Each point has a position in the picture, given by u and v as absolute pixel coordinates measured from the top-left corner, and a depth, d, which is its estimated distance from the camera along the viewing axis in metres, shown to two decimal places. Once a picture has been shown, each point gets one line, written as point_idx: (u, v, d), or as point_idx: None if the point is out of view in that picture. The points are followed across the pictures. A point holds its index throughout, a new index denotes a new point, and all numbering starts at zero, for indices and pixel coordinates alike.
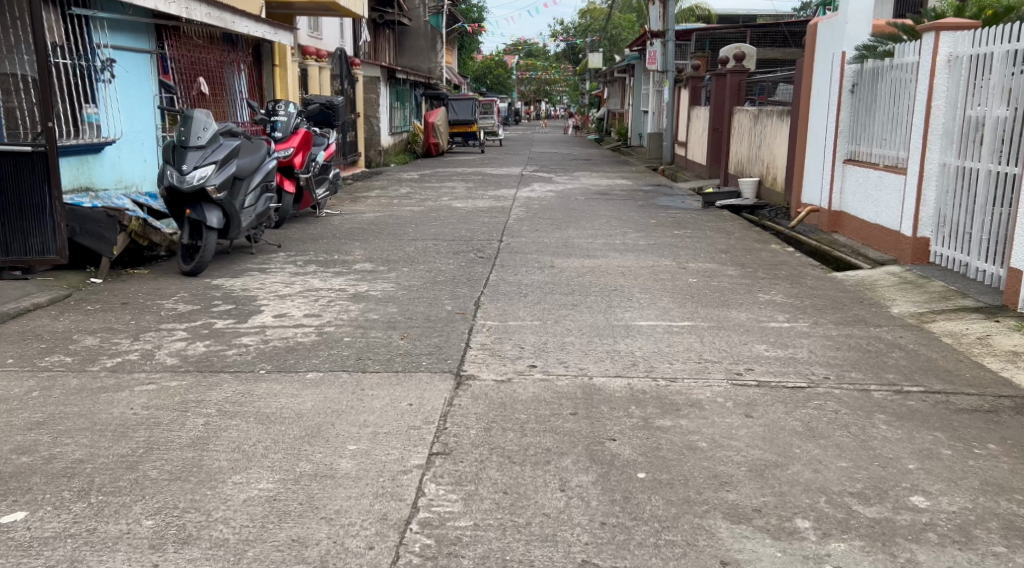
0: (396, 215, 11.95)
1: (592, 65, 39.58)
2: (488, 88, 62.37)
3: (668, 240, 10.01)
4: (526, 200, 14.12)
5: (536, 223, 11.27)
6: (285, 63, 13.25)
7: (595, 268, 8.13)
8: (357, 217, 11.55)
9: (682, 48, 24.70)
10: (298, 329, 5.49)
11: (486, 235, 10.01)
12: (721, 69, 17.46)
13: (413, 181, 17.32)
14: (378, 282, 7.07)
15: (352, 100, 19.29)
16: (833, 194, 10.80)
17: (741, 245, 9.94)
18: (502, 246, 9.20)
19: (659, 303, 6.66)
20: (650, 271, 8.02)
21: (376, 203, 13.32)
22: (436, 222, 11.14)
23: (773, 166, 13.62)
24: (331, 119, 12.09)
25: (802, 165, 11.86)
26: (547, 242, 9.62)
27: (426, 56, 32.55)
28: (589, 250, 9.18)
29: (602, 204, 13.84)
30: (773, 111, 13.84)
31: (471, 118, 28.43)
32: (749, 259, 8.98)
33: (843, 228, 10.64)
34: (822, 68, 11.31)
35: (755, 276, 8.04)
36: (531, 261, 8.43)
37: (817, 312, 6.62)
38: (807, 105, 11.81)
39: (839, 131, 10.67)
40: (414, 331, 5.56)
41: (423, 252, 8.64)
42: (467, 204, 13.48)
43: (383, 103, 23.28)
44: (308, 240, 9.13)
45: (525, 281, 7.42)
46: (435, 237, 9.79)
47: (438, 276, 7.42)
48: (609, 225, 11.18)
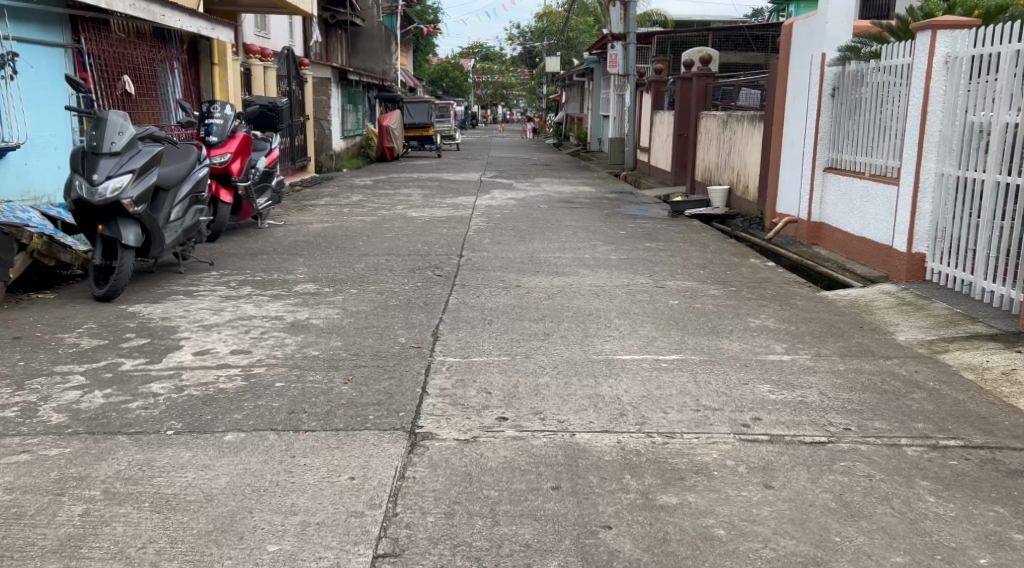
0: (346, 226, 11.08)
1: (550, 69, 38.93)
2: (444, 92, 61.51)
3: (640, 255, 9.30)
4: (486, 208, 13.33)
5: (498, 234, 10.48)
6: (224, 61, 12.33)
7: (565, 288, 7.37)
8: (303, 229, 10.66)
9: (643, 51, 24.02)
10: (223, 371, 4.65)
11: (444, 249, 9.19)
12: (685, 73, 16.78)
13: (367, 188, 16.44)
14: (321, 309, 6.23)
15: (301, 103, 18.38)
16: (812, 204, 10.10)
17: (718, 259, 9.25)
18: (462, 262, 8.39)
19: (641, 330, 5.91)
20: (625, 291, 7.29)
21: (325, 212, 12.43)
22: (389, 235, 10.29)
23: (744, 173, 12.94)
24: (274, 123, 11.16)
25: (778, 173, 11.17)
26: (513, 258, 8.84)
27: (380, 57, 31.61)
28: (557, 266, 8.43)
29: (567, 212, 13.09)
30: (743, 115, 13.17)
31: (427, 121, 27.54)
32: (728, 275, 8.30)
33: (824, 241, 9.93)
34: (798, 71, 10.61)
35: (737, 296, 7.35)
36: (495, 280, 7.63)
37: (817, 340, 5.89)
38: (782, 110, 11.12)
39: (818, 138, 9.94)
40: (361, 371, 4.74)
41: (373, 271, 7.79)
42: (423, 212, 12.64)
43: (334, 105, 22.34)
44: (245, 257, 8.30)
45: (489, 305, 6.62)
46: (387, 252, 8.94)
47: (390, 300, 6.59)
48: (575, 237, 10.44)
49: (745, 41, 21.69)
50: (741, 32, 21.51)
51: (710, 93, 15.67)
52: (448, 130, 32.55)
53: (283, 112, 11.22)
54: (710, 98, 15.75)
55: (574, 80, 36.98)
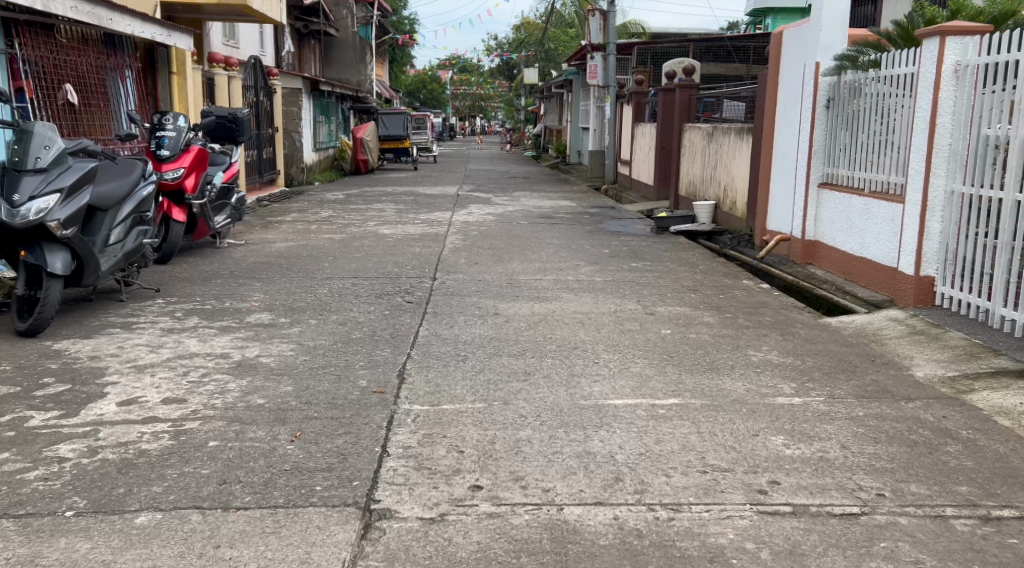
0: (313, 245, 10.40)
1: (528, 81, 38.40)
2: (422, 103, 60.92)
3: (626, 276, 8.71)
4: (462, 225, 12.70)
5: (474, 254, 9.82)
6: (183, 70, 11.66)
7: (547, 315, 6.74)
8: (265, 249, 9.98)
9: (623, 62, 23.45)
10: (149, 428, 4.02)
11: (415, 271, 8.52)
12: (668, 83, 16.15)
13: (338, 202, 15.77)
14: (273, 346, 5.57)
15: (270, 114, 17.71)
16: (806, 221, 9.51)
17: (708, 280, 8.67)
18: (434, 287, 7.74)
19: (632, 367, 5.29)
20: (613, 319, 6.67)
21: (292, 229, 11.74)
22: (358, 254, 9.62)
23: (731, 188, 12.36)
24: (233, 135, 10.46)
25: (769, 188, 10.59)
26: (491, 280, 8.20)
27: (355, 69, 31.14)
28: (538, 290, 7.80)
29: (547, 228, 12.49)
30: (729, 127, 12.58)
31: (403, 133, 26.84)
32: (722, 300, 7.72)
33: (820, 260, 9.33)
34: (788, 81, 10.03)
35: (733, 323, 6.77)
36: (470, 306, 6.99)
37: (827, 378, 5.29)
38: (772, 122, 10.54)
39: (813, 152, 9.36)
40: (312, 427, 4.10)
41: (336, 297, 7.12)
42: (395, 229, 11.97)
43: (306, 117, 21.68)
44: (197, 282, 7.71)
45: (463, 337, 5.97)
46: (354, 275, 8.27)
47: (352, 334, 5.94)
48: (557, 256, 9.83)
49: (726, 52, 21.16)
50: (722, 43, 20.98)
51: (693, 105, 15.04)
52: (424, 141, 31.81)
53: (244, 124, 10.51)
54: (693, 110, 15.11)
55: (552, 91, 36.40)
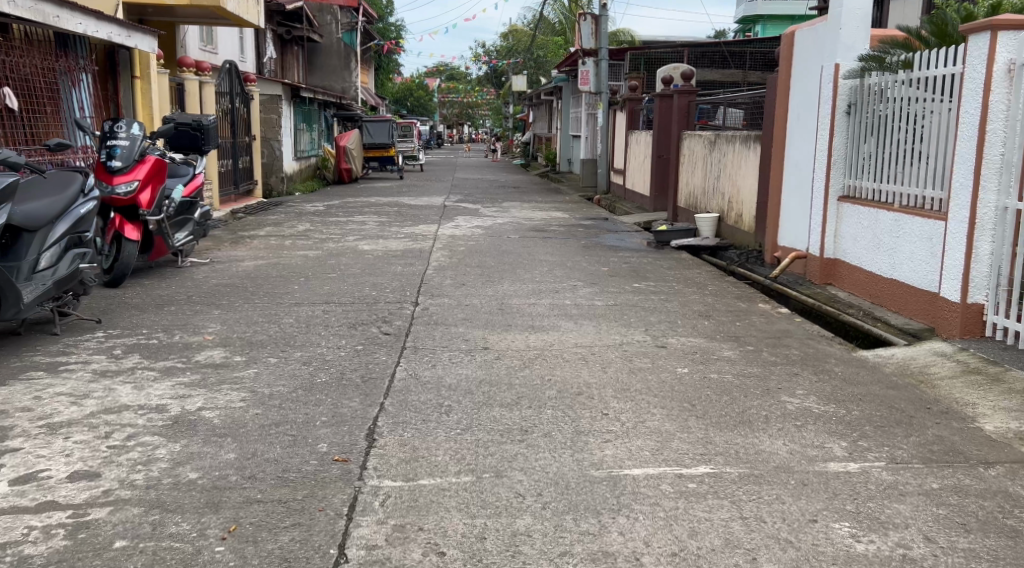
0: (284, 263, 9.51)
1: (516, 88, 37.63)
2: (409, 111, 60.10)
3: (631, 299, 7.85)
4: (449, 239, 11.83)
5: (460, 274, 8.95)
6: (146, 74, 10.75)
7: (545, 349, 5.87)
8: (231, 268, 9.09)
9: (616, 67, 22.59)
10: (42, 519, 3.19)
11: (395, 295, 7.65)
12: (666, 88, 15.28)
13: (317, 214, 14.89)
14: (222, 395, 4.69)
15: (247, 121, 16.81)
16: (824, 237, 8.67)
17: (720, 304, 7.83)
18: (416, 314, 6.86)
19: (648, 422, 4.43)
20: (620, 354, 5.81)
21: (264, 245, 10.84)
22: (333, 274, 8.74)
23: (737, 200, 11.52)
24: (198, 143, 9.52)
25: (782, 201, 9.75)
26: (480, 306, 7.32)
27: (339, 75, 30.14)
28: (533, 317, 6.93)
29: (540, 243, 11.63)
30: (733, 136, 11.73)
31: (388, 141, 25.98)
32: (739, 328, 6.87)
33: (841, 280, 8.47)
34: (802, 85, 9.17)
35: (758, 358, 5.92)
36: (457, 339, 6.12)
37: (881, 433, 4.45)
38: (785, 130, 9.69)
39: (832, 161, 8.52)
40: (251, 514, 3.27)
41: (302, 330, 6.24)
42: (376, 245, 11.07)
43: (286, 124, 20.76)
44: (149, 310, 6.85)
45: (446, 379, 5.10)
46: (326, 299, 7.40)
47: (318, 378, 5.05)
48: (551, 276, 8.96)
49: (722, 57, 20.30)
50: (717, 48, 20.13)
51: (693, 112, 14.14)
52: (410, 149, 30.87)
53: (211, 132, 9.59)
54: (693, 118, 14.21)
55: (541, 97, 35.58)
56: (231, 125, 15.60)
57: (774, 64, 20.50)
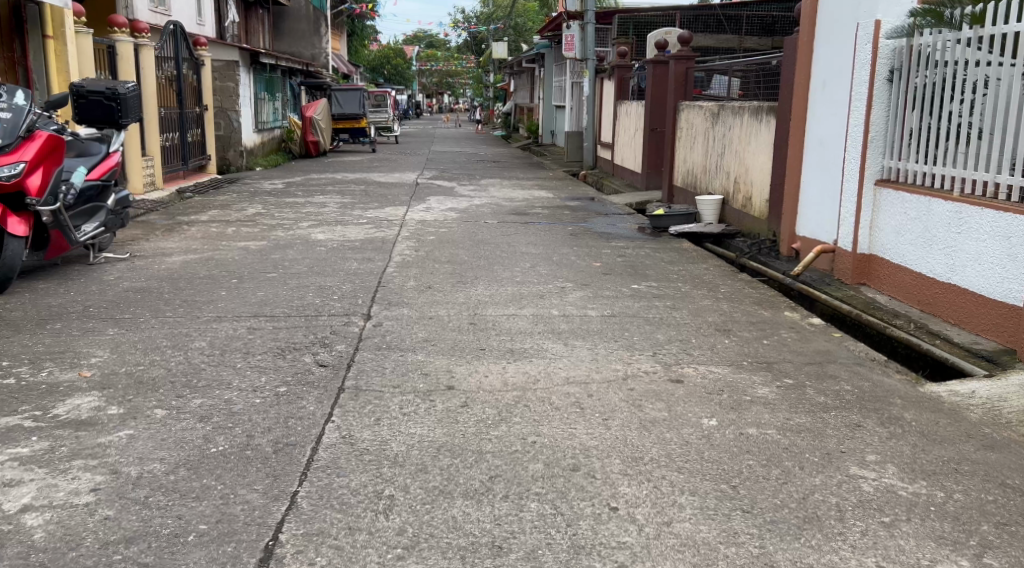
0: (218, 259, 8.04)
1: (496, 56, 35.93)
2: (386, 80, 58.18)
3: (632, 308, 6.49)
4: (418, 225, 10.40)
5: (426, 273, 7.54)
6: (60, 32, 9.42)
7: (527, 390, 4.49)
8: (152, 266, 7.63)
9: (602, 32, 21.01)
10: None
11: (343, 305, 6.25)
12: (659, 56, 13.79)
13: (272, 194, 13.39)
14: (66, 479, 3.30)
15: (197, 90, 15.23)
16: (857, 229, 7.32)
17: (737, 314, 6.48)
18: (365, 334, 5.46)
19: (676, 527, 3.10)
20: (625, 397, 4.45)
21: (202, 235, 9.38)
22: (272, 274, 7.30)
23: (746, 181, 10.14)
24: (114, 116, 8.00)
25: (803, 183, 8.41)
26: (447, 319, 5.93)
27: (309, 40, 28.11)
28: (512, 336, 5.55)
29: (522, 230, 10.24)
30: (740, 106, 10.32)
31: (359, 111, 24.42)
32: (766, 351, 5.52)
33: (879, 280, 7.14)
34: (832, 47, 7.79)
35: (804, 399, 4.56)
36: (412, 372, 4.73)
37: (1008, 540, 3.09)
38: (807, 100, 8.33)
39: (868, 139, 7.16)
40: None
41: (213, 362, 4.83)
42: (332, 233, 9.63)
43: (245, 93, 19.14)
44: (25, 330, 5.41)
45: (389, 445, 3.71)
46: (256, 312, 5.98)
47: (209, 450, 3.63)
48: (534, 275, 7.58)
49: (716, 21, 18.71)
50: (713, 11, 18.53)
51: (693, 81, 12.69)
52: (385, 120, 29.32)
53: (130, 103, 8.11)
54: (692, 87, 12.77)
55: (522, 66, 33.96)
56: (178, 94, 14.06)
57: (772, 28, 18.96)
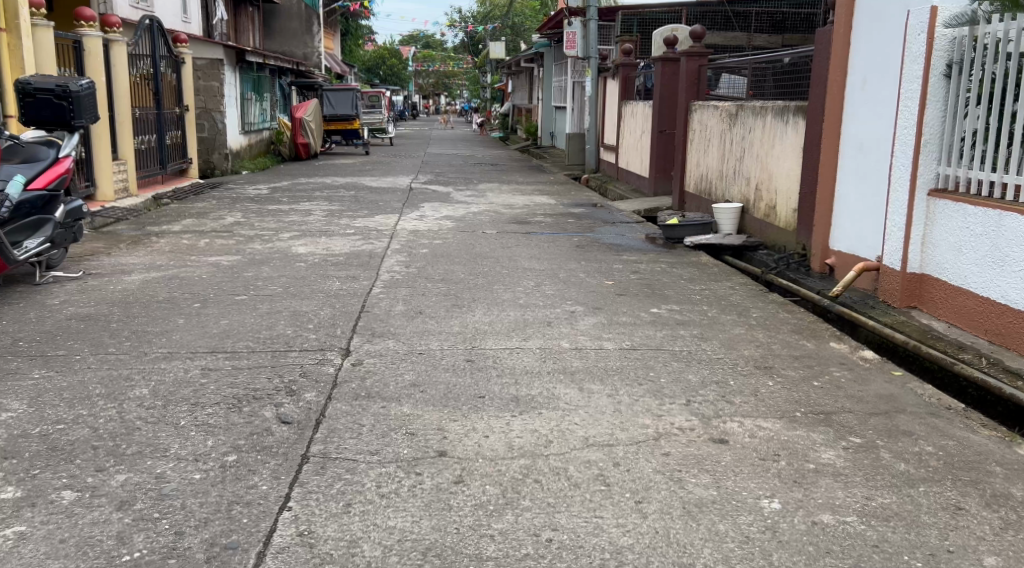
0: (183, 277, 7.13)
1: (494, 56, 34.93)
2: (382, 80, 57.18)
3: (654, 339, 5.60)
4: (410, 236, 9.50)
5: (417, 294, 6.64)
6: (15, 25, 8.53)
7: (538, 457, 3.61)
8: (107, 286, 6.72)
9: (605, 30, 20.11)
10: None
11: (318, 337, 5.35)
12: (668, 53, 12.91)
13: (254, 201, 12.49)
14: None
15: (178, 89, 14.33)
16: (907, 245, 6.45)
17: (776, 346, 5.59)
18: (341, 377, 4.56)
19: None
20: (660, 467, 3.56)
21: (170, 248, 8.47)
22: (241, 297, 6.39)
23: (769, 188, 9.26)
24: (64, 116, 7.14)
25: (839, 192, 7.54)
26: (441, 355, 5.03)
27: (300, 40, 27.17)
28: (517, 379, 4.65)
29: (524, 242, 9.34)
30: (762, 107, 9.45)
31: (351, 112, 23.52)
32: (818, 396, 4.64)
33: (934, 305, 6.28)
34: (876, 39, 6.93)
35: (881, 467, 3.69)
36: (394, 433, 3.82)
37: None
38: (843, 100, 7.47)
39: (921, 143, 6.29)
40: None
41: (152, 418, 3.92)
42: (313, 246, 8.71)
43: (231, 93, 18.23)
44: None
45: (364, 554, 2.89)
46: (214, 348, 5.05)
47: (119, 560, 2.81)
48: (539, 296, 6.70)
49: (725, 18, 17.80)
50: (720, 7, 17.58)
51: (705, 79, 11.75)
52: (379, 121, 28.39)
53: (83, 102, 7.22)
54: (704, 85, 11.80)
55: (521, 66, 32.99)
56: (155, 94, 13.16)
57: (783, 25, 18.05)
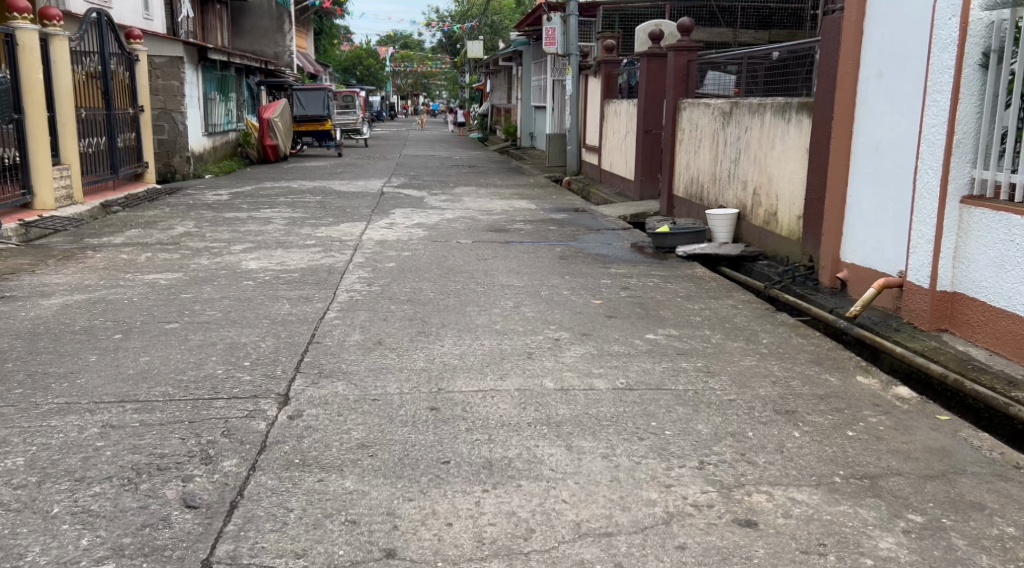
0: (111, 299, 6.21)
1: (473, 55, 34.01)
2: (359, 81, 56.10)
3: (653, 375, 4.75)
4: (376, 247, 8.61)
5: (379, 320, 5.76)
6: None
7: (516, 560, 2.86)
8: (17, 312, 5.80)
9: (586, 27, 19.28)
10: None
11: (254, 379, 4.45)
12: (654, 47, 12.09)
13: (211, 208, 11.58)
14: None
15: (132, 88, 13.36)
16: (936, 259, 5.63)
17: (795, 383, 4.75)
18: (272, 438, 3.69)
19: None
20: None
21: (104, 264, 7.54)
22: (172, 326, 5.49)
23: (769, 193, 8.45)
24: None
25: (852, 199, 6.73)
26: (399, 403, 4.15)
27: (271, 38, 26.16)
28: (490, 434, 3.79)
29: (501, 253, 8.48)
30: (760, 104, 8.63)
31: (323, 113, 22.58)
32: (857, 452, 3.81)
33: (971, 328, 5.47)
34: (895, 27, 6.13)
35: (955, 563, 2.94)
36: (332, 522, 3.01)
37: None
38: (855, 95, 6.66)
39: (954, 142, 5.47)
40: None
41: (15, 505, 3.07)
42: (266, 260, 7.80)
43: (193, 92, 17.26)
44: None
45: None
46: (122, 398, 4.14)
47: None
48: (519, 321, 5.84)
49: (710, 13, 17.00)
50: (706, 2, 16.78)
51: (693, 75, 10.92)
52: (353, 122, 27.42)
53: None
54: (693, 83, 10.94)
55: (500, 65, 32.12)
56: (105, 92, 12.19)
57: (772, 20, 17.27)
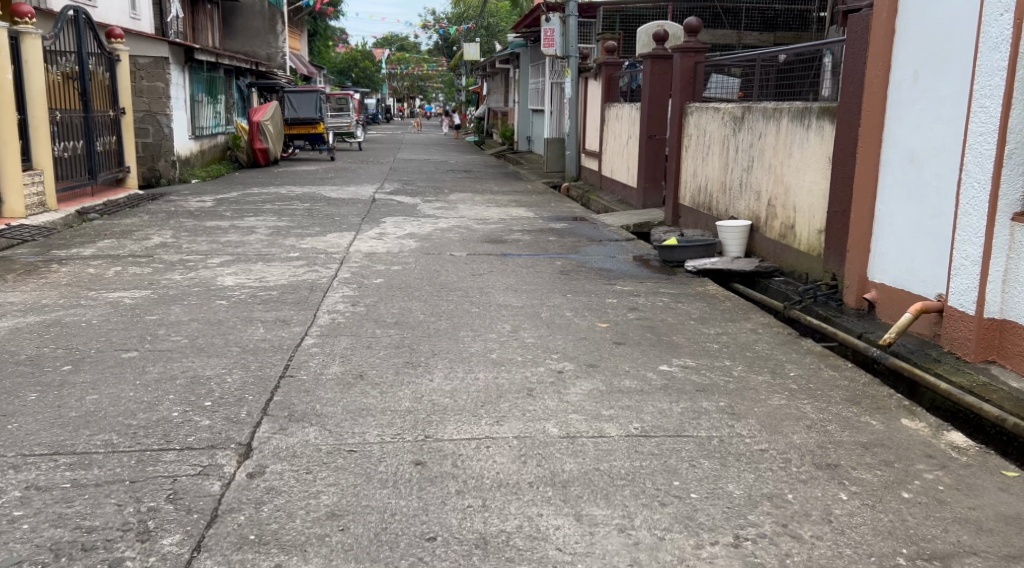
0: (66, 322, 5.62)
1: (470, 56, 33.41)
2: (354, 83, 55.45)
3: (671, 419, 4.15)
4: (365, 261, 8.03)
5: (361, 348, 5.17)
6: None
7: None
8: None
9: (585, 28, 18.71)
10: None
11: (213, 423, 3.86)
12: (659, 49, 11.52)
13: (192, 216, 10.99)
14: None
15: (114, 88, 12.75)
16: (982, 283, 5.06)
17: (833, 427, 4.17)
18: (226, 505, 3.12)
19: None
20: None
21: (66, 280, 6.93)
22: (128, 354, 4.89)
23: (785, 205, 7.88)
24: None
25: (881, 214, 6.15)
26: (379, 456, 3.56)
27: (263, 39, 25.54)
28: (485, 499, 3.22)
29: (498, 267, 7.90)
30: (775, 109, 8.06)
31: (315, 115, 21.98)
32: (921, 520, 3.25)
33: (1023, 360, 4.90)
34: (933, 25, 5.56)
35: None
36: None
37: None
38: (885, 101, 6.08)
39: (1005, 153, 4.90)
40: None
41: None
42: (244, 275, 7.20)
43: (179, 93, 16.66)
44: None
45: None
46: (55, 449, 3.56)
47: None
48: (518, 348, 5.25)
49: (714, 13, 16.43)
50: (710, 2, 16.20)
51: (701, 79, 10.33)
52: (346, 124, 26.81)
53: None
54: (700, 86, 10.35)
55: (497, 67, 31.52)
56: (82, 93, 11.58)
57: (778, 21, 16.70)
